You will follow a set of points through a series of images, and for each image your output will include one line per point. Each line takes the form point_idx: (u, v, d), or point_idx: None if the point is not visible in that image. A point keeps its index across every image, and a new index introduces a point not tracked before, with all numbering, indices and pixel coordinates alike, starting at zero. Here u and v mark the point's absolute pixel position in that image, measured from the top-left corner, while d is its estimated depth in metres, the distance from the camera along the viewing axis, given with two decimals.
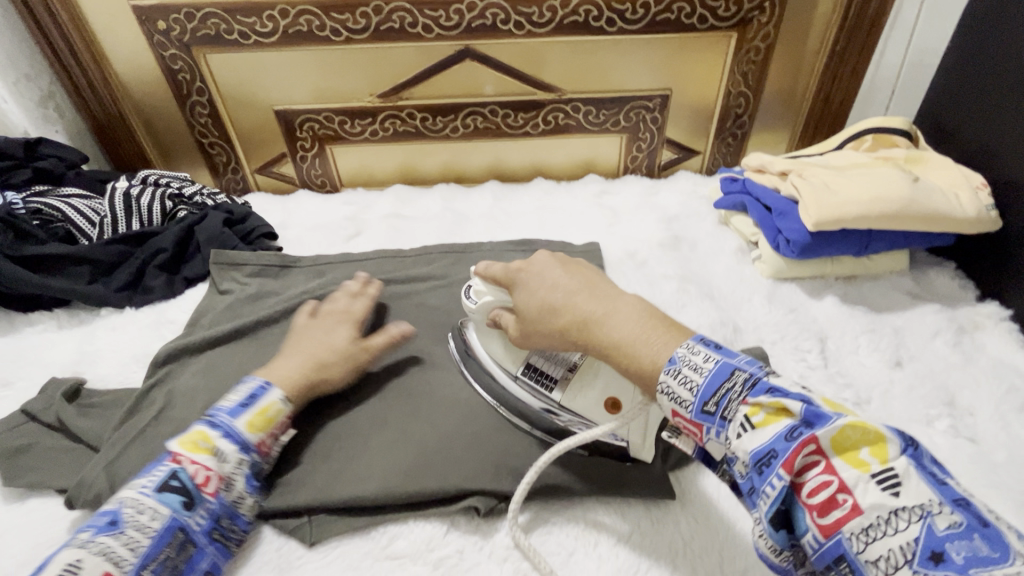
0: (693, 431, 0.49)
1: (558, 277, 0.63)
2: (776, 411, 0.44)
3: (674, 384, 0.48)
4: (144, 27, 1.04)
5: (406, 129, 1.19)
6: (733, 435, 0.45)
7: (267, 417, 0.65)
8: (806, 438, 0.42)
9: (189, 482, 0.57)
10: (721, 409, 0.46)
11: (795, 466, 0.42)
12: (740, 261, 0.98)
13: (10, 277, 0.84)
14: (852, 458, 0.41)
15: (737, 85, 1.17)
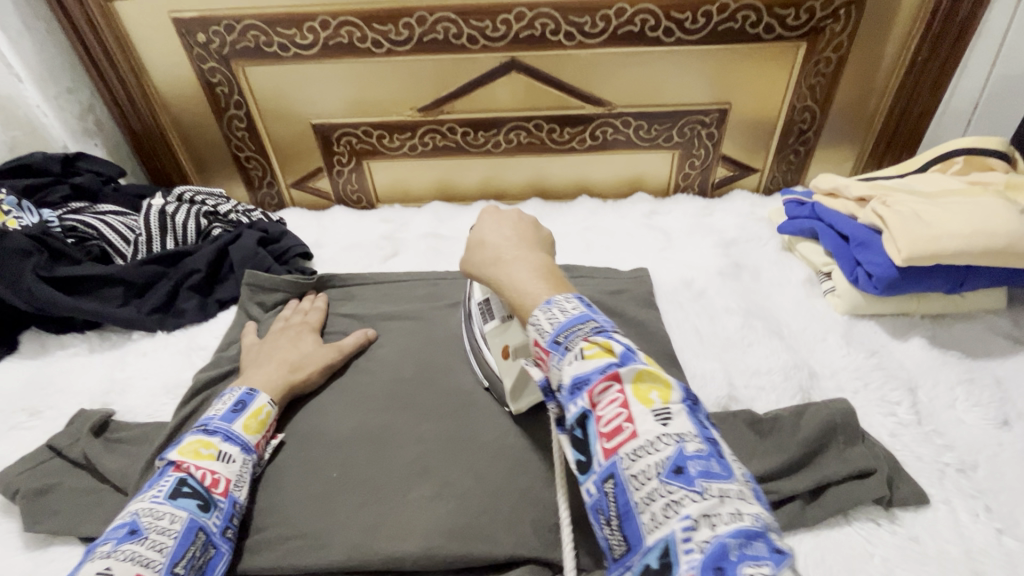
0: (539, 359, 0.48)
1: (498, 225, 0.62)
2: (605, 349, 0.44)
3: (541, 316, 0.48)
4: (183, 40, 1.02)
5: (446, 143, 1.14)
6: (566, 364, 0.45)
7: (259, 420, 0.67)
8: (614, 373, 0.42)
9: (199, 486, 0.57)
10: (566, 342, 0.46)
11: (598, 394, 0.42)
12: (809, 294, 0.90)
13: (42, 299, 0.82)
14: (643, 393, 0.42)
15: (803, 99, 1.08)
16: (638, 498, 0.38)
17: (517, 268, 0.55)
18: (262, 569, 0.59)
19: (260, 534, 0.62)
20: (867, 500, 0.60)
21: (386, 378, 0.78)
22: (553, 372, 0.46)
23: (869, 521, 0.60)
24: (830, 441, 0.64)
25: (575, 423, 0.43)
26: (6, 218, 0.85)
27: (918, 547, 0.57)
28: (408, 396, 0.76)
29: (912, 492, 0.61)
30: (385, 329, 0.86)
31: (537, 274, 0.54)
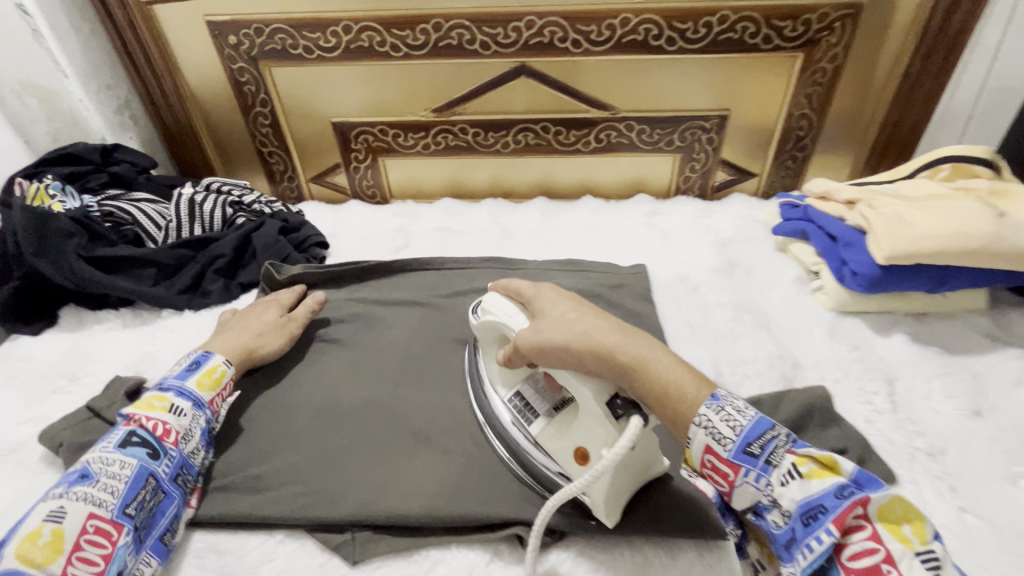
0: (725, 473, 0.50)
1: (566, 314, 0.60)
2: (823, 466, 0.47)
3: (715, 422, 0.50)
4: (216, 42, 1.09)
5: (458, 143, 1.20)
6: (778, 484, 0.47)
7: (214, 378, 0.71)
8: (856, 500, 0.44)
9: (149, 436, 0.62)
10: (766, 453, 0.49)
11: (845, 527, 0.44)
12: (799, 291, 0.94)
13: (82, 276, 0.89)
14: (894, 528, 0.43)
15: (800, 107, 1.12)
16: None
17: (658, 354, 0.55)
18: (277, 519, 0.65)
19: (278, 490, 0.68)
20: None
21: (396, 357, 0.84)
22: (749, 488, 0.49)
23: None
24: (807, 423, 0.68)
25: (817, 559, 0.44)
26: (52, 201, 0.92)
27: None
28: (415, 374, 0.81)
29: (881, 472, 0.65)
30: (395, 313, 0.91)
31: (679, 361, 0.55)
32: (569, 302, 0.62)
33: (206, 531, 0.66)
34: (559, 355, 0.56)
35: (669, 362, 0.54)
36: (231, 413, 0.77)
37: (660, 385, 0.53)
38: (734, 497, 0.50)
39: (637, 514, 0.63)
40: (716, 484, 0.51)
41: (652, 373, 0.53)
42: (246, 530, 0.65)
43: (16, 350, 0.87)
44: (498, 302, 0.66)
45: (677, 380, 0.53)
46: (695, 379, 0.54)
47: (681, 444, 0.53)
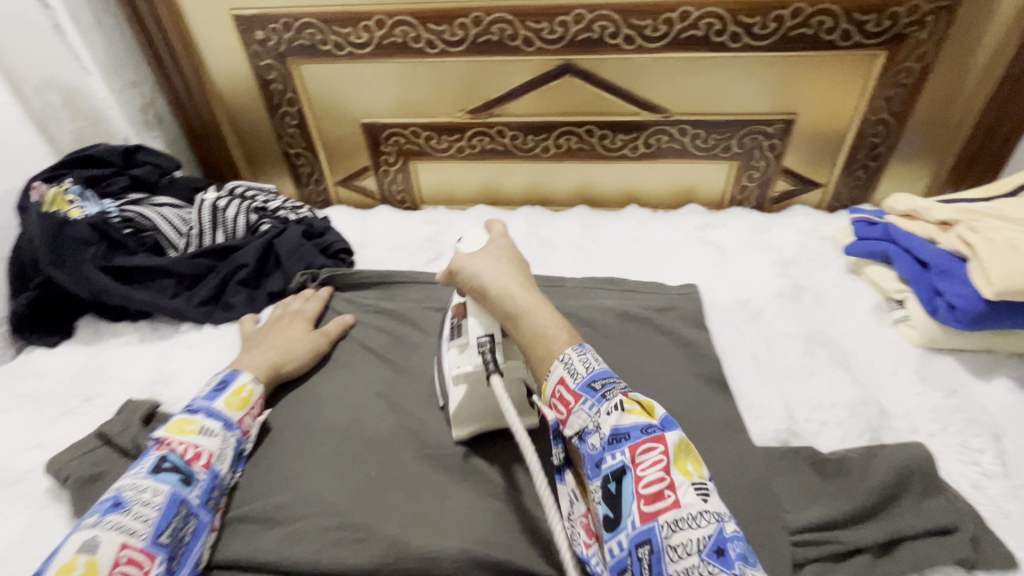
0: (568, 402, 0.54)
1: (495, 262, 0.65)
2: (644, 410, 0.51)
3: (575, 359, 0.55)
4: (243, 37, 1.03)
5: (494, 147, 1.12)
6: (603, 414, 0.51)
7: (242, 397, 0.68)
8: (655, 437, 0.48)
9: (180, 461, 0.58)
10: (604, 390, 0.52)
11: (639, 453, 0.48)
12: (878, 322, 0.83)
13: (100, 288, 0.84)
14: (682, 465, 0.47)
15: (877, 111, 1.00)
16: (675, 568, 0.43)
17: (543, 308, 0.60)
18: (297, 564, 0.58)
19: (297, 524, 0.61)
20: (947, 561, 0.54)
21: (425, 385, 0.76)
22: (582, 415, 0.52)
23: None
24: (905, 488, 0.58)
25: (611, 475, 0.49)
26: (71, 207, 0.87)
27: None
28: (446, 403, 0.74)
29: (1000, 556, 0.54)
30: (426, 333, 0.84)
31: (561, 322, 0.60)
32: (511, 252, 0.67)
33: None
34: (473, 282, 0.64)
35: (550, 317, 0.59)
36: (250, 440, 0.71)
37: (535, 331, 0.59)
38: (568, 425, 0.53)
39: None
40: (557, 413, 0.55)
41: (525, 321, 0.59)
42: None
43: (32, 364, 0.83)
44: (472, 238, 0.71)
45: (545, 334, 0.58)
46: (563, 330, 0.59)
47: (542, 377, 0.58)
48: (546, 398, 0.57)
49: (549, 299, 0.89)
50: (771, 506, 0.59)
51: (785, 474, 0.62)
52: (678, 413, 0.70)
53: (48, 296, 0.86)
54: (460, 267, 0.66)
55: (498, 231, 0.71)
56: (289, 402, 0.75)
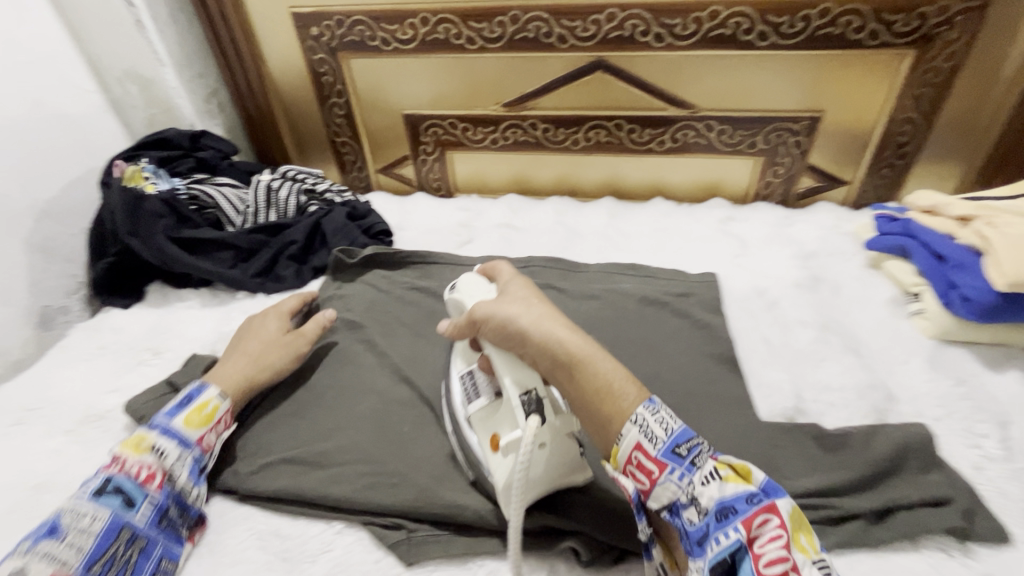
0: (649, 470, 0.50)
1: (531, 303, 0.61)
2: (740, 474, 0.47)
3: (649, 419, 0.51)
4: (299, 33, 1.12)
5: (527, 139, 1.17)
6: (699, 484, 0.47)
7: (204, 413, 0.68)
8: (766, 507, 0.44)
9: (128, 483, 0.60)
10: (692, 455, 0.49)
11: (754, 528, 0.44)
12: (894, 314, 0.85)
13: (169, 256, 0.94)
14: (798, 539, 0.44)
15: (905, 109, 1.02)
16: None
17: (598, 353, 0.56)
18: (336, 503, 0.65)
19: (338, 469, 0.68)
20: (938, 529, 0.57)
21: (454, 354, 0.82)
22: (670, 486, 0.48)
23: (939, 551, 0.57)
24: (903, 463, 0.62)
25: (724, 555, 0.44)
26: (146, 182, 0.98)
27: None
28: None
29: (992, 531, 0.57)
30: None
31: (622, 369, 0.56)
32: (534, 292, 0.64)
33: (267, 511, 0.67)
34: (508, 330, 0.59)
35: (610, 363, 0.56)
36: (294, 394, 0.78)
37: (600, 384, 0.54)
38: (653, 496, 0.50)
39: None
40: (637, 483, 0.51)
41: (586, 371, 0.55)
42: (306, 515, 0.66)
43: (108, 321, 0.93)
44: (474, 284, 0.68)
45: (612, 383, 0.54)
46: (628, 379, 0.55)
47: (610, 440, 0.54)
48: (618, 465, 0.53)
49: (573, 282, 0.95)
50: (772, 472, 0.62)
51: (789, 446, 0.66)
52: (690, 388, 0.75)
53: (124, 262, 0.96)
54: (481, 308, 0.61)
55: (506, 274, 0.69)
56: (330, 362, 0.83)
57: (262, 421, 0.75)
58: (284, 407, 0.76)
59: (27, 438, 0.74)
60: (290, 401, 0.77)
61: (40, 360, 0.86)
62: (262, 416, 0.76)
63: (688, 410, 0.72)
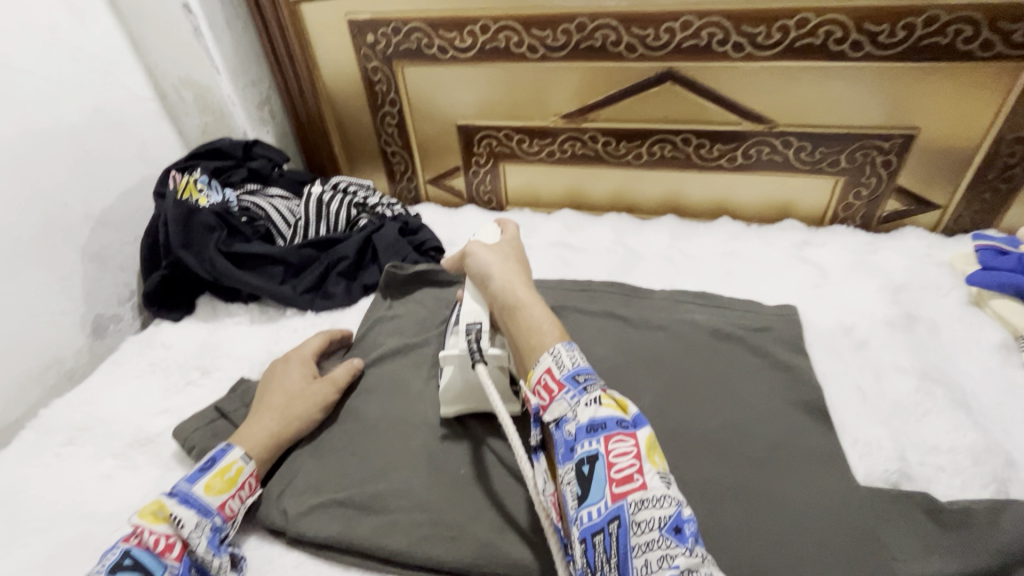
0: (551, 390, 0.57)
1: (503, 261, 0.72)
2: (620, 405, 0.55)
3: (563, 353, 0.59)
4: (354, 40, 1.09)
5: (585, 152, 1.11)
6: (583, 404, 0.54)
7: (227, 478, 0.63)
8: (628, 432, 0.53)
9: (146, 556, 0.55)
10: (587, 383, 0.56)
11: (614, 443, 0.52)
12: (1005, 362, 0.76)
13: (220, 271, 0.92)
14: (650, 456, 0.52)
15: (1016, 128, 0.91)
16: (639, 544, 0.47)
17: (538, 305, 0.65)
18: (390, 557, 0.61)
19: (393, 515, 0.64)
20: None
21: None
22: (562, 404, 0.55)
23: None
24: None
25: (584, 460, 0.52)
26: (199, 194, 0.95)
27: None
28: None
29: None
30: None
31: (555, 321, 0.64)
32: (515, 254, 0.76)
33: (316, 559, 0.63)
34: (477, 269, 0.72)
35: (546, 314, 0.64)
36: (345, 424, 0.75)
37: (526, 327, 0.63)
38: (547, 411, 0.56)
39: None
40: (539, 399, 0.57)
41: (522, 315, 0.64)
42: (358, 566, 0.62)
43: (159, 335, 0.92)
44: (489, 231, 0.81)
45: (540, 329, 0.62)
46: (556, 328, 0.63)
47: (529, 367, 0.61)
48: (529, 383, 0.59)
49: (636, 309, 0.87)
50: (881, 553, 0.55)
51: (897, 520, 0.58)
52: (777, 441, 0.67)
53: (175, 274, 0.94)
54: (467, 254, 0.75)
55: (510, 234, 0.81)
56: (381, 390, 0.78)
57: (311, 453, 0.71)
58: (334, 440, 0.73)
59: (78, 460, 0.72)
60: (341, 432, 0.74)
61: (92, 374, 0.85)
62: (310, 449, 0.72)
63: (779, 467, 0.64)
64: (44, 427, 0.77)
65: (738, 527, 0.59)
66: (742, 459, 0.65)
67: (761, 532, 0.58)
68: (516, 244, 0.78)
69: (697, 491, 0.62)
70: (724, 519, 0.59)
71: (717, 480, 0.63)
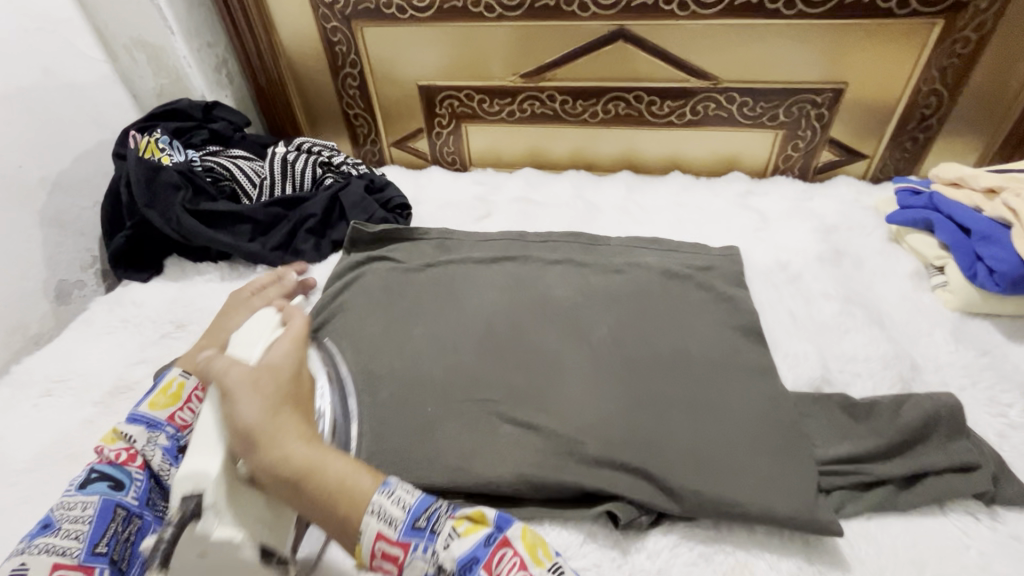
0: (395, 556, 0.47)
1: (270, 387, 0.54)
2: (476, 520, 0.47)
3: (386, 503, 0.49)
4: (311, 0, 1.09)
5: (544, 111, 1.16)
6: (439, 549, 0.46)
7: (169, 394, 0.65)
8: (501, 544, 0.45)
9: (110, 469, 0.58)
10: (431, 523, 0.48)
11: (495, 567, 0.44)
12: (916, 286, 0.86)
13: (188, 230, 0.93)
14: (534, 555, 0.45)
15: (931, 82, 1.00)
16: None
17: (331, 455, 0.52)
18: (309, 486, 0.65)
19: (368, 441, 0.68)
20: (967, 494, 0.59)
21: (474, 322, 0.81)
22: (417, 564, 0.47)
23: (966, 514, 0.59)
24: (931, 433, 0.62)
25: None
26: (162, 154, 0.97)
27: (1019, 546, 0.56)
28: (498, 338, 0.79)
29: (1018, 494, 0.59)
30: (479, 271, 0.90)
31: (359, 466, 0.52)
32: (285, 379, 0.56)
33: None
34: (236, 426, 0.52)
35: (341, 461, 0.52)
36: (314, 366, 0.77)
37: (332, 487, 0.50)
38: None
39: (738, 506, 0.58)
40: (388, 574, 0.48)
41: (315, 481, 0.50)
42: None
43: (129, 294, 0.92)
44: (258, 332, 0.62)
45: (345, 487, 0.50)
46: (364, 474, 0.52)
47: (353, 539, 0.49)
48: (365, 560, 0.49)
49: (594, 255, 0.93)
50: (804, 440, 0.63)
51: (819, 415, 0.67)
52: (720, 358, 0.74)
53: (141, 234, 0.95)
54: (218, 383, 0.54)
55: (293, 330, 0.61)
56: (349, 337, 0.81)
57: None
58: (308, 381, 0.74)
59: (57, 410, 0.74)
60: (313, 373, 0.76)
61: (64, 333, 0.86)
62: None
63: (719, 380, 0.71)
64: (19, 383, 0.78)
65: (678, 426, 0.66)
66: (685, 374, 0.72)
67: (699, 434, 0.65)
68: (295, 352, 0.59)
69: (643, 399, 0.69)
70: (667, 422, 0.66)
71: (658, 390, 0.70)
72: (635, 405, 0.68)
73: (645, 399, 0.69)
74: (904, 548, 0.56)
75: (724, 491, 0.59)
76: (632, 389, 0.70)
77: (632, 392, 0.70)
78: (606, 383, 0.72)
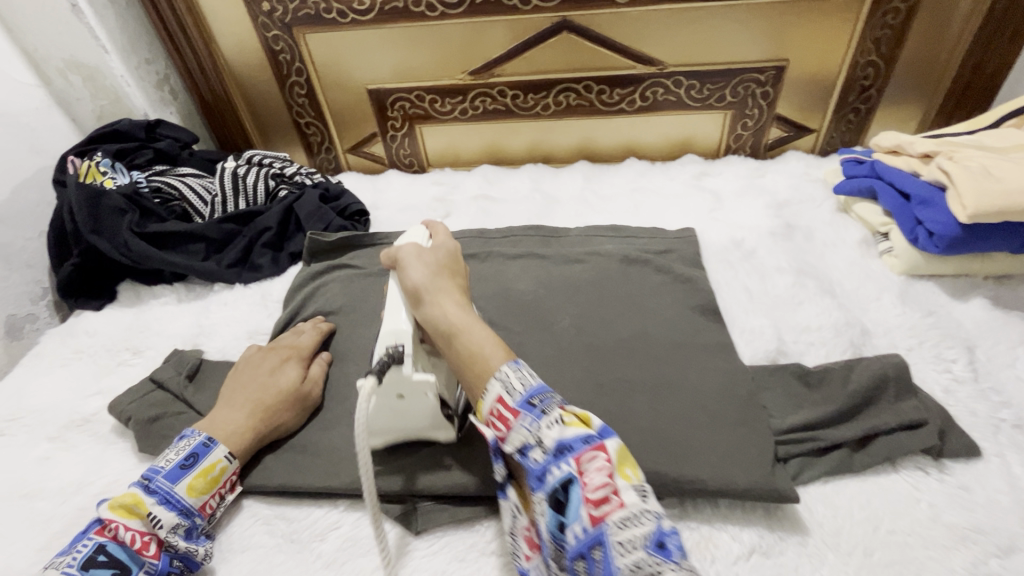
0: (506, 419, 0.52)
1: (432, 262, 0.63)
2: (582, 419, 0.51)
3: (511, 376, 0.54)
4: (249, 10, 1.07)
5: (496, 107, 1.16)
6: (544, 428, 0.50)
7: (210, 478, 0.60)
8: (597, 446, 0.49)
9: (121, 552, 0.54)
10: (542, 404, 0.52)
11: (586, 463, 0.48)
12: (865, 254, 0.89)
13: (138, 253, 0.90)
14: (622, 470, 0.48)
15: (867, 53, 1.03)
16: (627, 567, 0.44)
17: (476, 326, 0.59)
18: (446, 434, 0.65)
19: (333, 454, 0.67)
20: (915, 450, 0.61)
21: None
22: (522, 431, 0.51)
23: (916, 469, 0.61)
24: (880, 395, 0.65)
25: (558, 487, 0.48)
26: (104, 177, 0.94)
27: (966, 495, 0.58)
28: None
29: (963, 445, 0.61)
30: None
31: (497, 340, 0.58)
32: (444, 257, 0.65)
33: (264, 501, 0.66)
34: (408, 286, 0.61)
35: (485, 333, 0.59)
36: None
37: (472, 349, 0.57)
38: (506, 442, 0.52)
39: (698, 482, 0.59)
40: (494, 432, 0.53)
41: (461, 340, 0.58)
42: (308, 499, 0.65)
43: (81, 324, 0.90)
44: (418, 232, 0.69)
45: (481, 352, 0.57)
46: (499, 347, 0.58)
47: (479, 396, 0.56)
48: (481, 416, 0.55)
49: (553, 247, 0.94)
50: (761, 412, 0.65)
51: (774, 386, 0.69)
52: (679, 339, 0.75)
53: (89, 262, 0.92)
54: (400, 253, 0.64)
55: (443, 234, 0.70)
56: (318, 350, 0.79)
57: None
58: None
59: (12, 448, 0.72)
60: None
61: (15, 370, 0.83)
62: None
63: (680, 361, 0.72)
64: None
65: (641, 409, 0.67)
66: (646, 358, 0.73)
67: (661, 414, 0.66)
68: (453, 242, 0.69)
69: (606, 385, 0.70)
70: (630, 407, 0.67)
71: (622, 376, 0.71)
72: (599, 394, 0.69)
73: (608, 385, 0.70)
74: (859, 508, 0.58)
75: (685, 469, 0.60)
76: (596, 374, 0.71)
77: (595, 379, 0.71)
78: (570, 373, 0.72)
